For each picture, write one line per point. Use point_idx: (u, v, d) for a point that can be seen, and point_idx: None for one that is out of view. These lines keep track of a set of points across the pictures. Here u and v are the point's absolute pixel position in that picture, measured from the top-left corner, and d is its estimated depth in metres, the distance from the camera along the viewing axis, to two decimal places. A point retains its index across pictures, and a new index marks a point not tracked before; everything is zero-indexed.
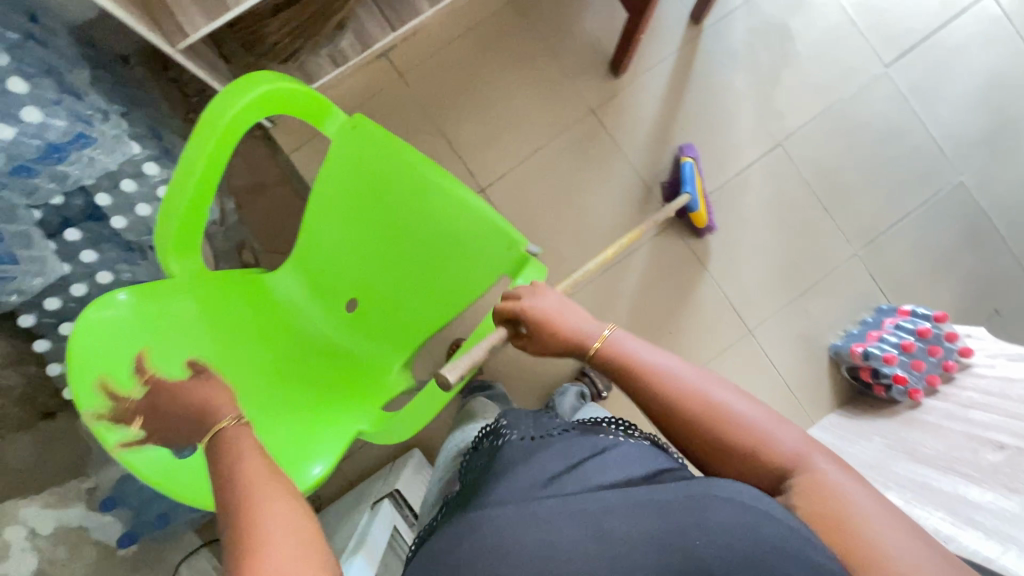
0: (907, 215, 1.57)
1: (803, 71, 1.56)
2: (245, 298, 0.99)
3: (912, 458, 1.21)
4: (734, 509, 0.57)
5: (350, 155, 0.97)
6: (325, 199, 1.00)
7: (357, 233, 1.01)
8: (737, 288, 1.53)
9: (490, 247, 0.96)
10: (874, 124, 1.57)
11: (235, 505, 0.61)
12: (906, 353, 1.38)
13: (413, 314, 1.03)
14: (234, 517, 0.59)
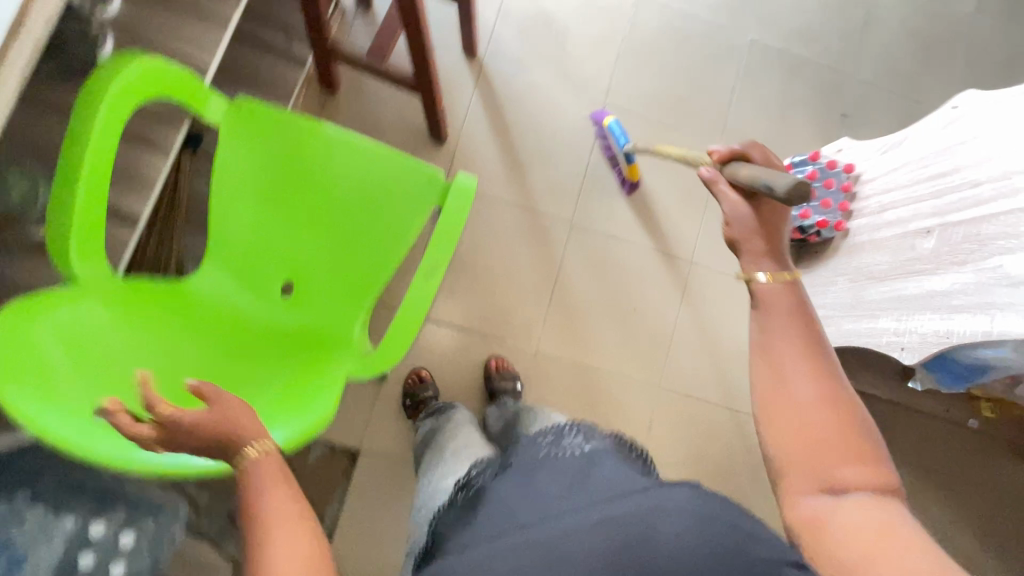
0: (735, 90, 1.72)
1: (580, 37, 1.66)
2: (165, 301, 0.96)
3: (874, 279, 1.32)
4: (681, 518, 0.57)
5: (241, 139, 1.00)
6: (228, 191, 1.01)
7: (270, 216, 1.03)
8: (655, 237, 1.63)
9: (410, 179, 1.00)
10: (663, 39, 1.70)
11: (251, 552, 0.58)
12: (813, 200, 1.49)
13: (356, 261, 1.04)
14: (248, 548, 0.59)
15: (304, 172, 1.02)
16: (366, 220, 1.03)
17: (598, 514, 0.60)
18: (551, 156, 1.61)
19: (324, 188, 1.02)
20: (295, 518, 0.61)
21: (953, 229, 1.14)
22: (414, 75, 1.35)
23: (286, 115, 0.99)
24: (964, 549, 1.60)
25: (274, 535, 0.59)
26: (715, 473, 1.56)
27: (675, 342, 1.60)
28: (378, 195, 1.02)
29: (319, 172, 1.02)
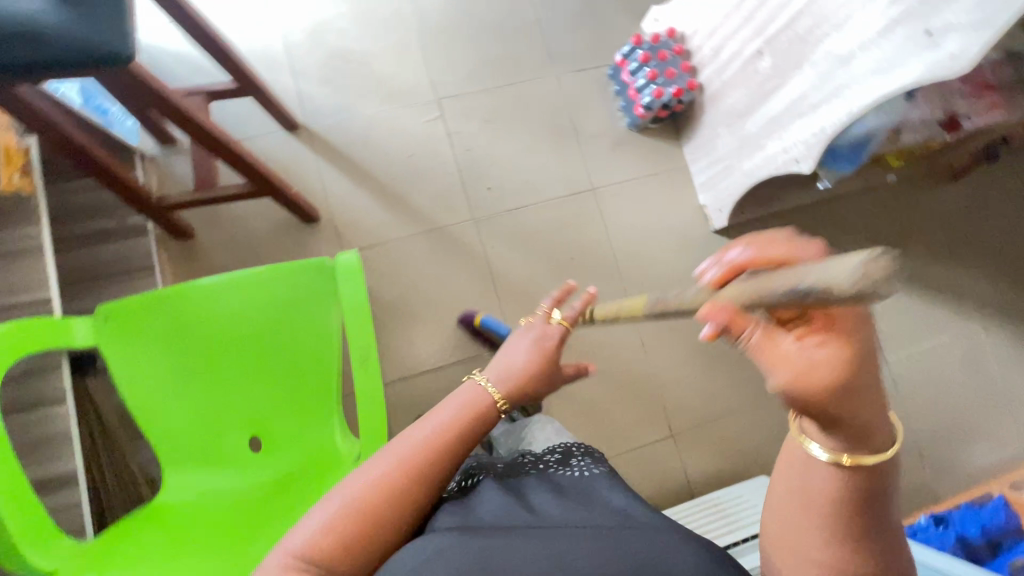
0: (540, 18, 1.72)
1: (380, 53, 1.63)
2: (147, 530, 0.90)
3: (744, 115, 1.40)
4: (677, 556, 0.60)
5: (126, 342, 0.95)
6: (143, 395, 0.95)
7: (196, 392, 0.96)
8: (552, 186, 1.66)
9: (300, 281, 0.97)
10: (451, 11, 1.68)
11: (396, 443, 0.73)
12: (658, 77, 1.55)
13: (301, 381, 0.99)
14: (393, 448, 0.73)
15: (200, 335, 0.96)
16: (285, 341, 0.98)
17: (595, 537, 0.63)
18: (419, 173, 1.60)
19: (227, 337, 0.97)
20: (409, 475, 0.70)
21: (779, 37, 1.20)
22: (247, 181, 1.29)
23: (155, 296, 0.95)
24: (928, 283, 1.80)
25: (397, 455, 0.71)
26: (716, 349, 1.65)
27: (621, 264, 1.65)
28: (279, 312, 0.97)
29: (214, 327, 0.97)
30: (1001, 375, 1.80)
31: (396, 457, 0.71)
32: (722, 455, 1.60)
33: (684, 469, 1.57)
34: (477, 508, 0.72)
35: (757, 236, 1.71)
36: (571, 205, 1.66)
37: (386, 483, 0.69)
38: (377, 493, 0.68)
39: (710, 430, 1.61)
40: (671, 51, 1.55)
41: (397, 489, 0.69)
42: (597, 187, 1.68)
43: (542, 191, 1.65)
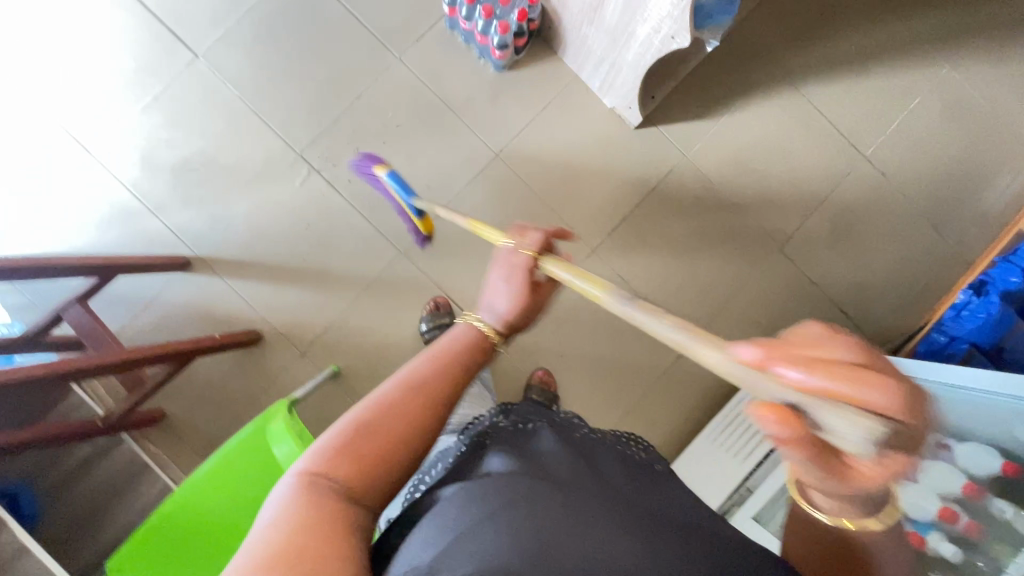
0: (345, 5, 1.49)
1: (219, 141, 1.47)
2: None
3: (599, 8, 1.21)
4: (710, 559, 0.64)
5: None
6: None
7: None
8: (459, 175, 1.52)
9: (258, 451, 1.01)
10: (255, 54, 1.47)
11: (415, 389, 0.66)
12: (495, 10, 1.34)
13: None
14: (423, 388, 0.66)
15: (207, 546, 0.98)
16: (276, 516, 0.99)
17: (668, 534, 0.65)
18: (327, 236, 1.49)
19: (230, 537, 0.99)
20: (429, 400, 0.65)
21: None
22: (172, 364, 1.23)
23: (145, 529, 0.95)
24: (882, 49, 1.59)
25: (423, 383, 0.66)
26: (694, 239, 1.57)
27: (564, 211, 1.54)
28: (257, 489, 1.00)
29: (213, 534, 0.98)
30: (994, 104, 1.62)
31: (423, 386, 0.66)
32: (748, 333, 1.57)
33: None
34: (553, 461, 0.71)
35: (682, 106, 1.54)
36: (485, 181, 1.53)
37: (423, 423, 0.64)
38: (407, 424, 0.63)
39: (725, 318, 1.57)
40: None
41: (425, 428, 0.64)
42: (501, 149, 1.53)
43: (451, 185, 1.52)
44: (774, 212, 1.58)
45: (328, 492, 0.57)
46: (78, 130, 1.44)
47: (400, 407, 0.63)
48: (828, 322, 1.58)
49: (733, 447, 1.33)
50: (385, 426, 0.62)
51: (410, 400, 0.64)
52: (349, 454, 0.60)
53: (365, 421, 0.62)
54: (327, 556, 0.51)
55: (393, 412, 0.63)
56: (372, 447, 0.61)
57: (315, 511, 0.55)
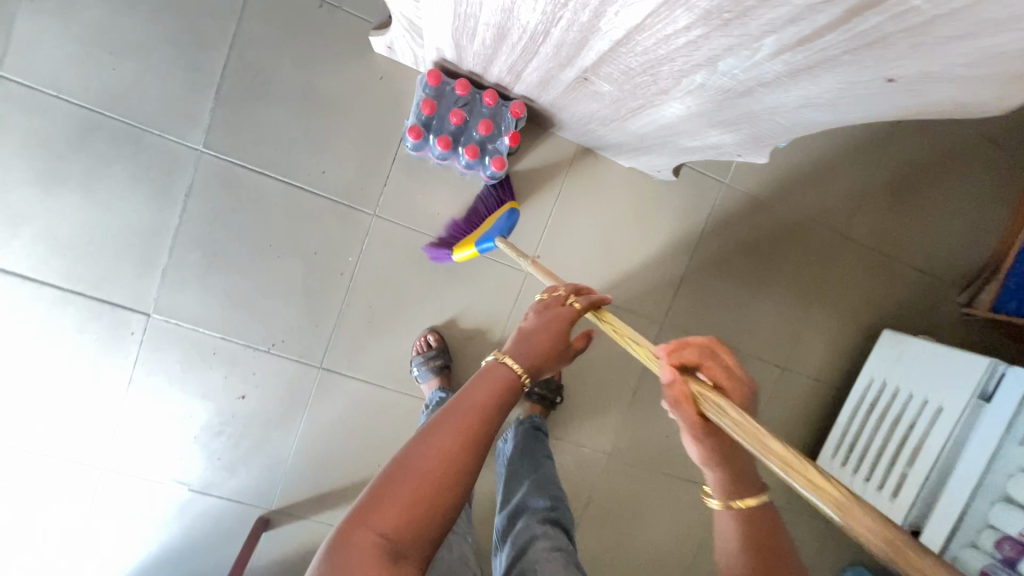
0: (286, 180, 1.20)
1: (229, 390, 1.27)
2: None
3: (615, 120, 0.95)
4: None
5: None
6: None
7: None
8: (498, 311, 1.33)
9: None
10: (215, 281, 1.21)
11: (445, 415, 0.57)
12: (478, 143, 1.06)
13: None
14: (442, 420, 0.57)
15: None
16: None
17: None
18: (395, 432, 1.34)
19: None
20: (463, 425, 0.57)
21: (600, 68, 0.73)
22: None
23: None
24: None
25: (446, 421, 0.57)
26: (757, 263, 1.45)
27: (621, 296, 1.38)
28: None
29: None
30: None
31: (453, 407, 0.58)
32: (833, 328, 1.52)
33: (811, 375, 1.53)
34: None
35: None
36: (530, 303, 1.34)
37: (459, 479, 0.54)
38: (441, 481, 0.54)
39: (807, 323, 1.51)
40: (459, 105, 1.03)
41: (463, 462, 0.55)
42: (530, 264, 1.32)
43: (495, 323, 1.34)
44: (825, 199, 1.46)
45: (360, 559, 0.49)
46: (75, 447, 1.23)
47: (440, 447, 0.55)
48: (904, 285, 1.53)
49: (872, 474, 1.33)
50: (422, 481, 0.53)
51: (449, 447, 0.55)
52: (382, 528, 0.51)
53: (402, 462, 0.54)
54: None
55: (429, 457, 0.54)
56: (409, 494, 0.52)
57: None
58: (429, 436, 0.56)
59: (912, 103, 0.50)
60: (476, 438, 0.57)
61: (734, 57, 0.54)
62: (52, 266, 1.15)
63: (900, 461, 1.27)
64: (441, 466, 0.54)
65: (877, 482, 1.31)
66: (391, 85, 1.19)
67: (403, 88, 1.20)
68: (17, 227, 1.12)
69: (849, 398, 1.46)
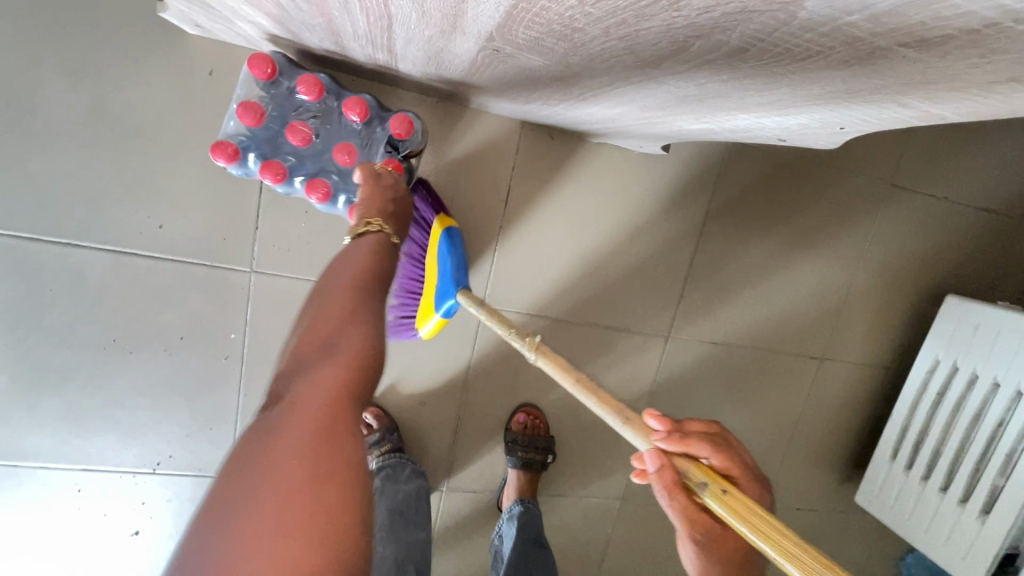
0: (109, 248, 0.82)
1: (113, 531, 0.95)
2: None
3: (565, 100, 0.58)
4: None
5: None
6: None
7: None
8: (453, 360, 1.01)
9: None
10: (49, 402, 0.86)
11: (340, 283, 0.54)
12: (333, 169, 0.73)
13: None
14: (336, 288, 0.54)
15: None
16: None
17: None
18: None
19: None
20: (358, 277, 0.55)
21: (516, 32, 0.35)
22: None
23: None
24: None
25: (333, 292, 0.53)
26: (779, 236, 1.11)
27: (610, 312, 1.06)
28: None
29: None
30: None
31: (342, 275, 0.56)
32: (879, 298, 1.21)
33: (854, 359, 1.23)
34: None
35: None
36: (492, 343, 1.02)
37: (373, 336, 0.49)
38: (359, 340, 0.48)
39: (849, 299, 1.20)
40: (304, 114, 0.71)
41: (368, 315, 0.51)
42: (486, 296, 0.98)
43: (451, 376, 1.01)
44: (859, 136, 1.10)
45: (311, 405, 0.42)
46: None
47: (347, 305, 0.52)
48: (965, 229, 1.20)
49: (950, 481, 1.06)
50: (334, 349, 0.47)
51: (346, 321, 0.50)
52: (306, 392, 0.43)
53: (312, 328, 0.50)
54: (313, 486, 0.38)
55: (336, 320, 0.50)
56: (327, 351, 0.47)
57: (282, 444, 0.40)
58: (328, 301, 0.52)
59: None
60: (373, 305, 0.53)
61: None
62: None
63: (991, 467, 0.99)
64: (349, 316, 0.50)
65: (960, 492, 1.04)
66: (227, 83, 0.79)
67: None
68: None
69: (908, 384, 1.17)
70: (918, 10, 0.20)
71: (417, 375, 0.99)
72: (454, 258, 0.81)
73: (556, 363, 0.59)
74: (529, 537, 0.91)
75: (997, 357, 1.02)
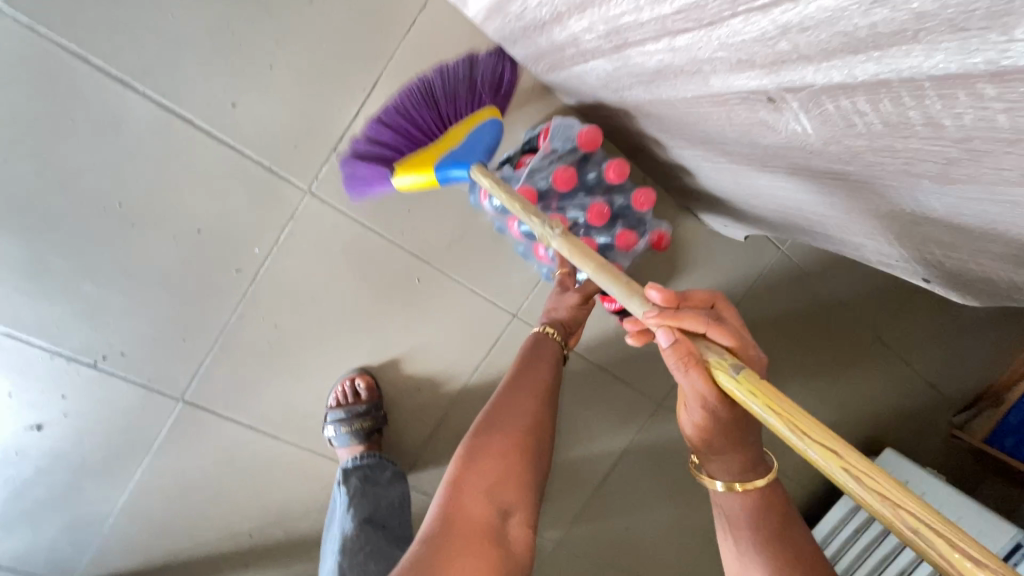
0: (164, 103, 0.70)
1: (7, 416, 0.78)
2: None
3: (740, 163, 0.59)
4: None
5: None
6: None
7: None
8: (463, 358, 0.96)
9: None
10: (4, 245, 0.70)
11: (513, 380, 0.72)
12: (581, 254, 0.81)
13: None
14: (521, 388, 0.71)
15: None
16: None
17: None
18: (283, 496, 0.95)
19: None
20: (537, 386, 0.72)
21: (844, 98, 0.36)
22: None
23: None
24: None
25: (506, 388, 0.71)
26: (773, 341, 1.23)
27: (623, 363, 1.07)
28: None
29: None
30: None
31: (522, 375, 0.73)
32: None
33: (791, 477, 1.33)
34: None
35: None
36: (506, 354, 0.98)
37: (531, 514, 0.61)
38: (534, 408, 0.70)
39: None
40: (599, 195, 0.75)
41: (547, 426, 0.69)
42: (523, 307, 0.95)
43: (456, 375, 0.96)
44: (861, 286, 1.26)
45: (501, 477, 0.62)
46: None
47: (530, 405, 0.70)
48: (905, 392, 1.38)
49: None
50: (484, 469, 0.62)
51: (523, 413, 0.68)
52: (483, 457, 0.62)
53: (494, 412, 0.68)
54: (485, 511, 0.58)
55: (522, 413, 0.68)
56: (512, 438, 0.65)
57: (478, 483, 0.60)
58: (506, 396, 0.70)
59: None
60: (532, 466, 0.65)
61: None
62: None
63: None
64: (530, 421, 0.68)
65: None
66: None
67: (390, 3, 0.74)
68: None
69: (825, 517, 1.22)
70: None
71: (422, 357, 0.93)
72: (485, 141, 0.72)
73: (576, 246, 0.58)
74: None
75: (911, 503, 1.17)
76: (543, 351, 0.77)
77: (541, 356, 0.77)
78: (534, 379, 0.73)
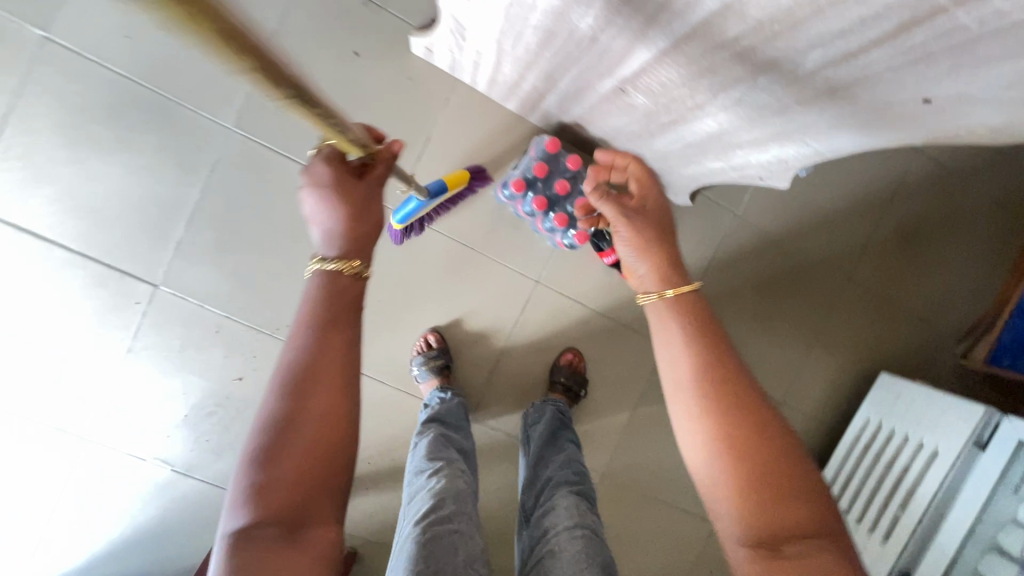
0: None
1: (223, 370, 1.25)
2: None
3: (643, 135, 0.99)
4: None
5: None
6: None
7: None
8: (504, 317, 1.34)
9: None
10: (229, 260, 1.21)
11: (291, 392, 0.57)
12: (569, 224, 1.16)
13: None
14: (293, 396, 0.57)
15: None
16: None
17: None
18: (387, 430, 1.32)
19: None
20: (333, 390, 0.59)
21: (638, 79, 0.76)
22: None
23: None
24: None
25: (278, 394, 0.58)
26: (764, 300, 1.47)
27: (627, 316, 1.40)
28: None
29: None
30: None
31: (301, 391, 0.58)
32: (838, 373, 1.53)
33: (807, 412, 1.53)
34: None
35: None
36: (535, 312, 1.35)
37: (338, 504, 0.58)
38: (323, 406, 0.58)
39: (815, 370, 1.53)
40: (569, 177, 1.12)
41: (343, 422, 0.59)
42: (542, 274, 1.34)
43: (499, 330, 1.34)
44: (835, 243, 1.48)
45: (275, 497, 0.54)
46: (65, 411, 1.20)
47: (318, 410, 0.58)
48: (904, 334, 1.55)
49: (854, 509, 1.37)
50: (280, 481, 0.54)
51: (306, 423, 0.57)
52: (279, 467, 0.55)
53: (276, 424, 0.56)
54: (256, 553, 0.52)
55: (314, 417, 0.57)
56: (310, 444, 0.56)
57: (258, 522, 0.53)
58: (276, 420, 0.56)
59: (945, 126, 0.53)
60: (328, 479, 0.57)
61: (778, 73, 0.58)
62: (69, 228, 1.15)
63: (893, 504, 1.27)
64: (320, 433, 0.57)
65: (859, 516, 1.34)
66: (419, 87, 1.23)
67: (432, 91, 1.23)
68: (39, 184, 1.13)
69: (836, 454, 1.47)
70: (789, 91, 0.60)
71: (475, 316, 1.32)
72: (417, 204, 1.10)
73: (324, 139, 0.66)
74: (555, 420, 1.23)
75: (906, 402, 1.35)
76: (342, 370, 0.60)
77: (341, 369, 0.60)
78: (319, 393, 0.58)
